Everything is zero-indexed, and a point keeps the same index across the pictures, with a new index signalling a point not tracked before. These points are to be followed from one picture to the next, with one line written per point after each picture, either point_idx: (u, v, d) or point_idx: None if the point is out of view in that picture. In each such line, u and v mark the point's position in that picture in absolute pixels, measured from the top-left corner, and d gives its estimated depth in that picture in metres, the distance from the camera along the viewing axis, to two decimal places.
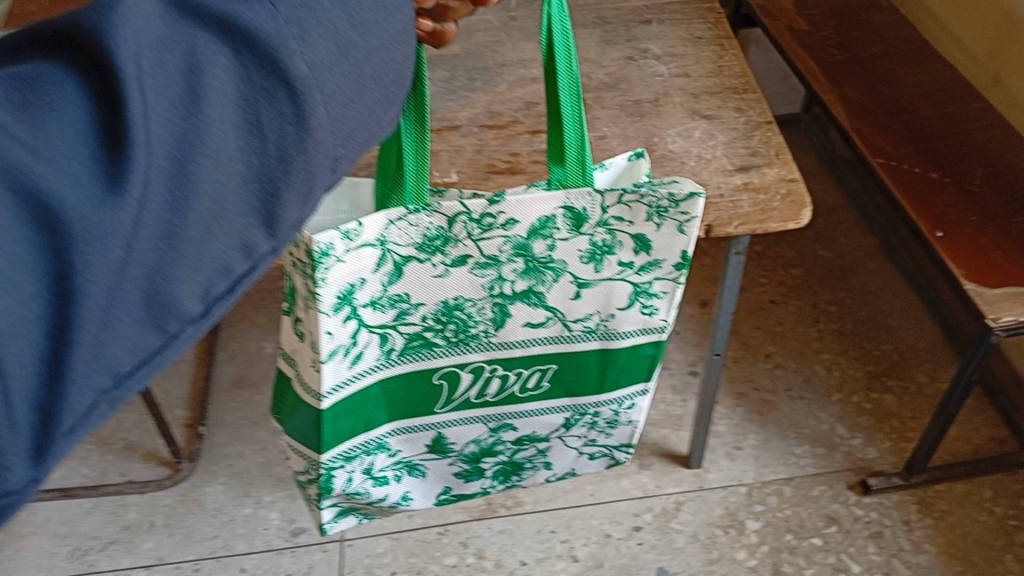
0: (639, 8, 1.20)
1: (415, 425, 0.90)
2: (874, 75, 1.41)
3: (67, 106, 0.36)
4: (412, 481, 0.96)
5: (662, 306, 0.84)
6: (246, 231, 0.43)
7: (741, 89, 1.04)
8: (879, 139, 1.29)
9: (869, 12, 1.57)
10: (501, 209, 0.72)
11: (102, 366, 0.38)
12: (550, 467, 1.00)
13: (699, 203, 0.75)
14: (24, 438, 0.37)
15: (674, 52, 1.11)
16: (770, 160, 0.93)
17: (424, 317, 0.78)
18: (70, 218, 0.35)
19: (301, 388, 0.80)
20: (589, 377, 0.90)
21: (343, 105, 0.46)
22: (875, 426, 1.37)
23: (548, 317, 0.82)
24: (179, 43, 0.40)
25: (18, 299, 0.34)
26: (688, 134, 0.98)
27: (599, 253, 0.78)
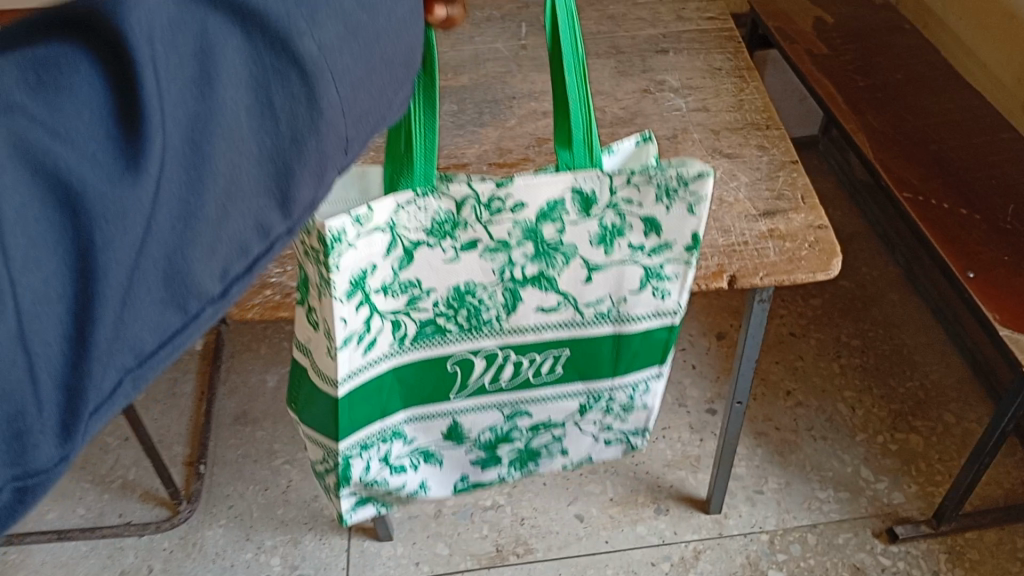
0: (654, 35, 1.15)
1: (427, 412, 0.82)
2: (902, 103, 1.37)
3: (79, 84, 0.32)
4: (429, 468, 0.88)
5: (673, 289, 0.75)
6: (264, 209, 0.39)
7: (764, 126, 0.99)
8: (906, 172, 1.24)
9: (891, 37, 1.51)
10: (507, 191, 0.65)
11: (116, 351, 0.36)
12: (568, 454, 0.90)
13: (705, 184, 0.68)
14: (51, 415, 0.35)
15: (692, 84, 1.06)
16: (796, 205, 0.89)
17: (436, 304, 0.72)
18: (89, 200, 0.32)
19: (315, 372, 0.74)
20: (603, 362, 0.81)
21: (358, 84, 0.41)
22: (901, 468, 1.33)
23: (560, 302, 0.74)
24: (190, 20, 0.35)
25: (41, 279, 0.32)
26: (708, 174, 0.93)
27: (607, 237, 0.70)
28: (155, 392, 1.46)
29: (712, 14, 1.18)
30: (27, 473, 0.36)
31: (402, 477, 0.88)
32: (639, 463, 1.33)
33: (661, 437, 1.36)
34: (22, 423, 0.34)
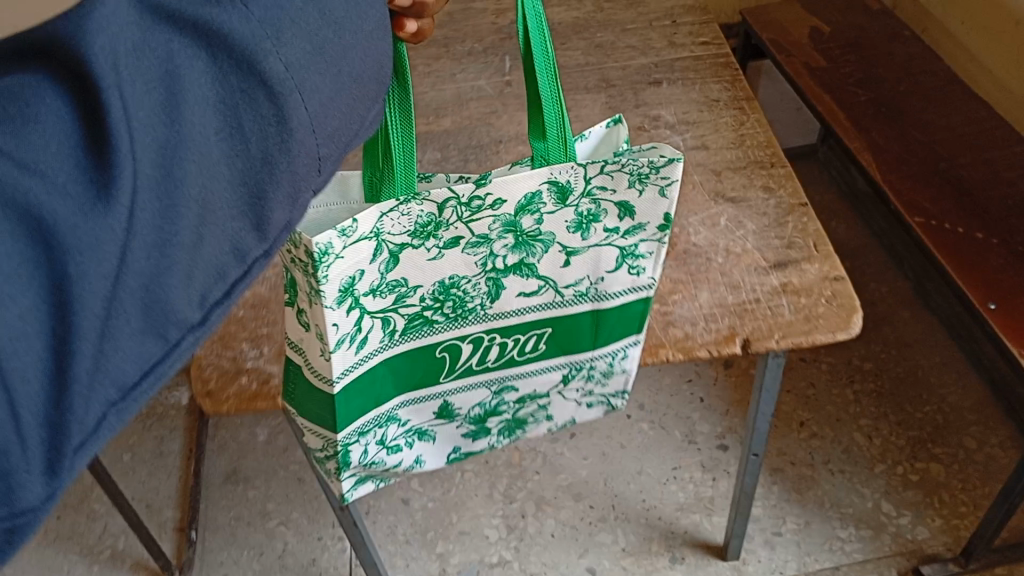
0: (646, 65, 1.08)
1: (420, 396, 0.73)
2: (905, 117, 1.29)
3: (45, 117, 0.30)
4: (423, 446, 0.78)
5: (650, 264, 0.69)
6: (240, 232, 0.37)
7: (768, 163, 0.93)
8: (915, 193, 1.17)
9: (890, 43, 1.44)
10: (487, 190, 0.60)
11: (97, 386, 0.33)
12: (552, 417, 0.81)
13: (677, 168, 0.63)
14: (29, 465, 0.31)
15: (689, 118, 1.00)
16: (809, 254, 0.82)
17: (423, 298, 0.65)
18: (62, 230, 0.30)
19: (308, 370, 0.65)
20: (582, 335, 0.72)
21: (326, 101, 0.39)
22: (923, 501, 1.26)
23: (542, 285, 0.67)
24: (156, 45, 0.33)
25: (11, 318, 0.29)
26: (713, 222, 0.87)
27: (584, 223, 0.65)
28: (143, 452, 1.40)
29: (706, 38, 1.12)
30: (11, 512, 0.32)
31: (398, 455, 0.77)
32: (650, 508, 1.27)
33: (672, 479, 1.30)
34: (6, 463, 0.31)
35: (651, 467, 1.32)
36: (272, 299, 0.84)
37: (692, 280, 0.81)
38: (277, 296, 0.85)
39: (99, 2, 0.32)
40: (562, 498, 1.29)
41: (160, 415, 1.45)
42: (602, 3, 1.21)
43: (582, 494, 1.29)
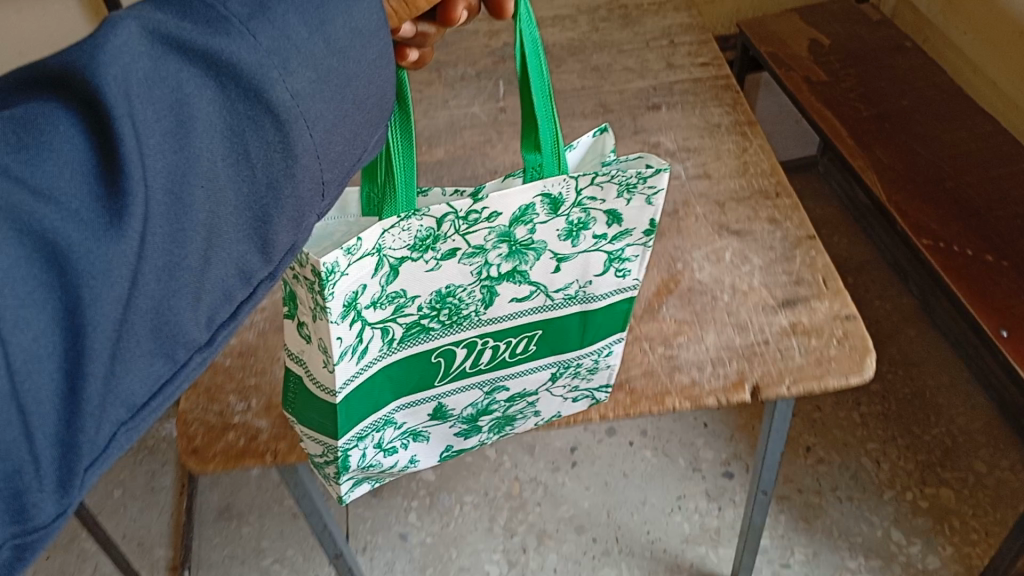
0: (644, 88, 1.05)
1: (414, 400, 0.67)
2: (909, 132, 1.26)
3: (64, 144, 0.33)
4: (419, 447, 0.72)
5: (635, 266, 0.65)
6: (245, 253, 0.41)
7: (773, 193, 0.90)
8: (922, 214, 1.14)
9: (892, 55, 1.41)
10: (483, 204, 0.56)
11: (110, 401, 0.36)
12: (540, 414, 0.74)
13: (663, 178, 0.59)
14: (47, 474, 0.35)
15: (690, 145, 0.96)
16: (819, 290, 0.79)
17: (421, 306, 0.61)
18: (76, 254, 0.33)
19: (309, 380, 0.61)
20: (569, 335, 0.68)
21: (327, 129, 0.42)
22: (934, 528, 1.22)
23: (533, 291, 0.64)
24: (168, 78, 0.36)
25: (30, 337, 0.32)
26: (717, 257, 0.84)
27: (575, 231, 0.61)
28: (133, 488, 1.37)
29: (706, 59, 1.09)
30: (25, 531, 0.35)
31: (395, 456, 0.71)
32: (654, 540, 1.23)
33: (676, 509, 1.27)
34: (20, 484, 0.34)
35: (655, 497, 1.28)
36: (260, 345, 0.80)
37: (697, 320, 0.78)
38: (265, 342, 0.81)
39: (113, 36, 0.35)
40: (564, 531, 1.25)
41: (151, 448, 1.41)
42: (597, 22, 1.17)
43: (584, 526, 1.26)
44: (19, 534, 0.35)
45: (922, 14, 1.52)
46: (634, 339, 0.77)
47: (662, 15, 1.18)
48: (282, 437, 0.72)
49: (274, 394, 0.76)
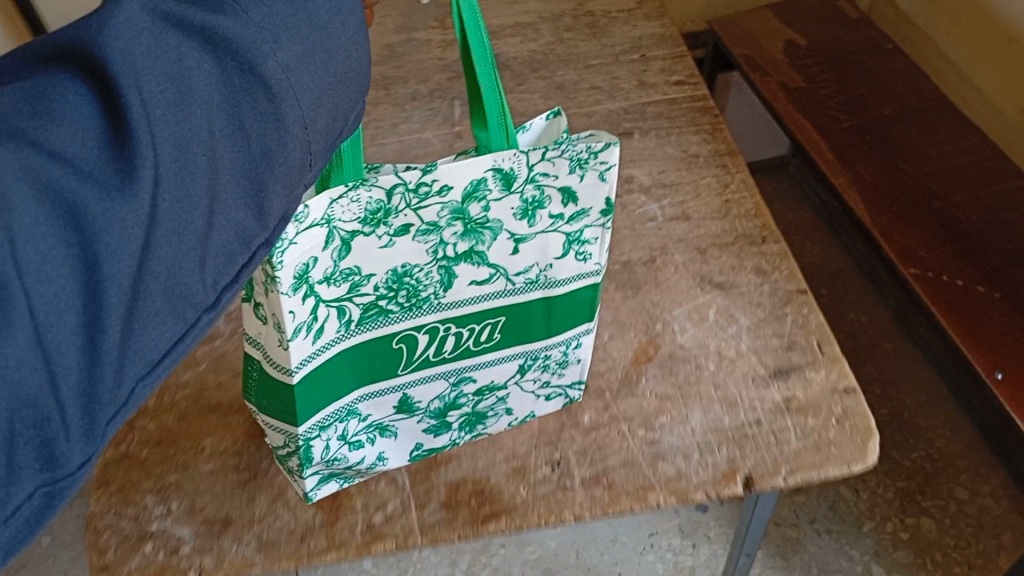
0: (615, 111, 0.96)
1: (374, 391, 0.61)
2: (892, 145, 1.20)
3: (77, 110, 0.33)
4: (386, 442, 0.65)
5: (597, 249, 0.60)
6: (246, 218, 0.40)
7: (759, 237, 0.82)
8: (908, 239, 1.08)
9: (873, 59, 1.34)
10: (433, 175, 0.52)
11: (127, 359, 0.36)
12: (513, 412, 0.68)
13: (614, 151, 0.54)
14: (68, 427, 0.34)
15: (666, 179, 0.88)
16: (814, 358, 0.72)
17: (377, 286, 0.55)
18: (93, 214, 0.32)
19: (267, 363, 0.56)
20: (534, 322, 0.62)
21: (317, 103, 0.43)
22: (915, 562, 1.17)
23: (493, 274, 0.58)
24: (171, 48, 0.36)
25: (53, 292, 0.32)
26: (700, 316, 0.75)
27: (531, 210, 0.56)
28: (65, 533, 1.26)
29: (681, 76, 1.00)
30: (54, 478, 0.35)
31: (363, 453, 0.64)
32: None
33: (648, 547, 1.20)
34: (48, 432, 0.34)
35: (626, 534, 1.21)
36: (182, 431, 0.71)
37: (681, 396, 0.70)
38: (186, 427, 0.71)
39: (117, 14, 0.35)
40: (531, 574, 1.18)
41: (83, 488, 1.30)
42: (562, 31, 1.07)
43: (551, 569, 1.18)
44: (48, 481, 0.35)
45: (905, 14, 1.46)
46: (611, 420, 0.68)
47: (631, 24, 1.08)
48: (207, 549, 0.62)
49: (197, 495, 0.66)
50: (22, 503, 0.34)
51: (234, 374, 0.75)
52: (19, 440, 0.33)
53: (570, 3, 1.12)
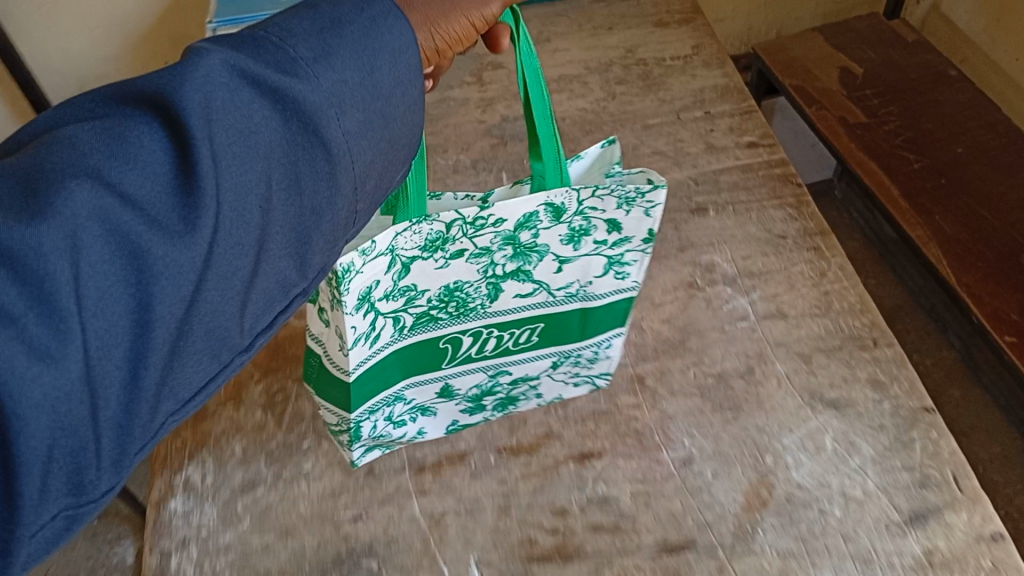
0: (683, 181, 0.85)
1: (419, 380, 0.63)
2: (970, 193, 1.11)
3: (150, 153, 0.36)
4: (427, 421, 0.66)
5: (635, 269, 0.62)
6: (286, 270, 0.42)
7: (870, 340, 0.72)
8: (999, 302, 0.99)
9: (936, 87, 1.25)
10: (490, 212, 0.54)
11: (161, 394, 0.39)
12: (543, 395, 0.69)
13: (662, 193, 0.56)
14: (107, 453, 0.37)
15: (752, 267, 0.77)
16: (950, 497, 0.63)
17: (429, 299, 0.57)
18: (151, 259, 0.35)
19: (327, 361, 0.57)
20: (570, 328, 0.64)
21: (369, 164, 0.44)
22: None
23: (536, 288, 0.60)
24: (245, 105, 0.38)
25: (108, 328, 0.34)
26: (816, 445, 0.66)
27: (577, 236, 0.58)
28: None
29: (754, 136, 0.89)
30: (78, 502, 0.36)
31: (407, 430, 0.66)
32: None
33: None
34: (83, 458, 0.35)
35: None
36: None
37: (806, 552, 0.60)
38: None
39: (196, 68, 0.37)
40: None
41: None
42: (613, 85, 0.97)
43: None
44: (72, 504, 0.36)
45: (962, 31, 1.38)
46: None
47: (689, 74, 0.97)
48: None
49: None
50: (47, 522, 0.36)
51: (281, 534, 0.62)
52: (54, 467, 0.34)
53: (618, 50, 1.01)
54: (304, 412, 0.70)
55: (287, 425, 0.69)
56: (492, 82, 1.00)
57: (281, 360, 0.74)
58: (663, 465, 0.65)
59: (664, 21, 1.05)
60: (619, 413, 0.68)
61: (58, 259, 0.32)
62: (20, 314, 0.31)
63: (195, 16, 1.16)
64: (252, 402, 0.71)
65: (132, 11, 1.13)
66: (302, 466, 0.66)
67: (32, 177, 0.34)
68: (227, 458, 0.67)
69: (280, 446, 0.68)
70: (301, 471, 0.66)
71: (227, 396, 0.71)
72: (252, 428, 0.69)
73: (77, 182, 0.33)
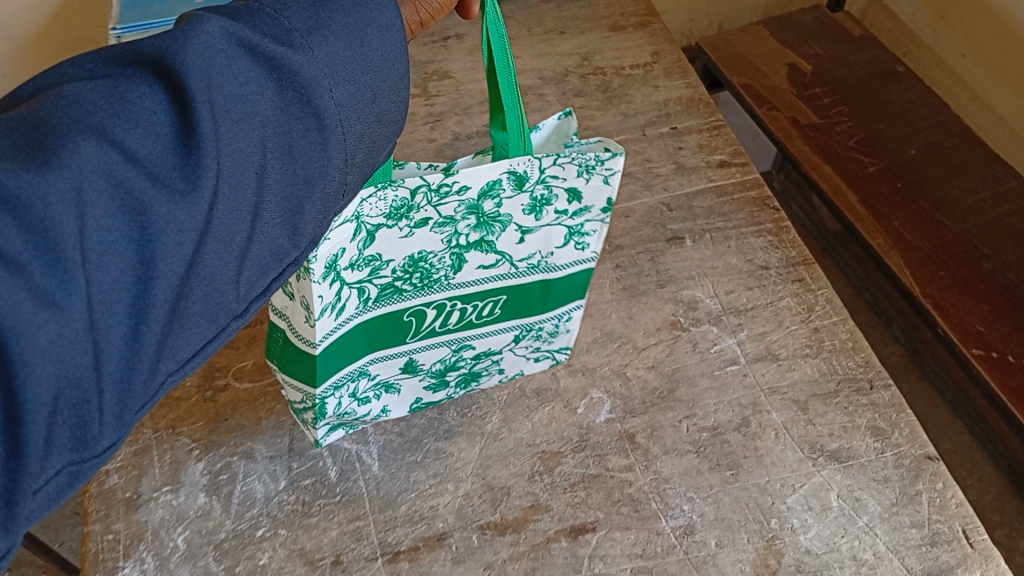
0: (655, 206, 0.81)
1: (384, 354, 0.58)
2: (926, 197, 1.06)
3: (150, 109, 0.33)
4: (391, 398, 0.63)
5: (595, 239, 0.58)
6: (280, 238, 0.38)
7: (866, 382, 0.68)
8: (964, 311, 0.94)
9: (885, 85, 1.22)
10: (455, 178, 0.49)
11: (163, 355, 0.35)
12: (505, 371, 0.67)
13: (619, 161, 0.53)
14: (106, 421, 0.33)
15: (737, 303, 0.73)
16: (964, 555, 0.59)
17: (395, 269, 0.52)
18: (153, 215, 0.32)
19: (292, 334, 0.53)
20: (532, 299, 0.60)
21: (358, 136, 0.41)
22: None
23: (499, 259, 0.56)
24: (243, 71, 0.36)
25: (110, 286, 0.31)
26: (822, 504, 0.61)
27: (538, 206, 0.54)
28: None
29: (724, 155, 0.85)
30: (82, 458, 0.33)
31: (369, 409, 0.63)
32: None
33: None
34: (85, 411, 0.32)
35: None
36: None
37: None
38: None
39: (195, 33, 0.34)
40: None
41: None
42: (571, 97, 0.90)
43: None
44: (75, 461, 0.33)
45: (905, 25, 1.36)
46: None
47: (651, 84, 0.92)
48: None
49: None
50: (49, 479, 0.32)
51: None
52: (58, 417, 0.31)
53: (573, 57, 0.95)
54: (256, 493, 0.62)
55: (235, 510, 0.61)
56: (440, 94, 0.92)
57: (224, 433, 0.65)
58: (663, 536, 0.59)
59: (619, 25, 0.99)
60: (611, 478, 0.62)
61: (66, 208, 0.29)
62: (25, 263, 0.28)
63: (93, 16, 1.04)
64: (193, 484, 0.62)
65: (20, 10, 0.99)
66: (257, 560, 0.58)
67: (33, 130, 0.31)
68: (168, 553, 0.58)
69: (230, 536, 0.59)
70: (257, 565, 0.58)
71: (164, 478, 0.62)
72: (195, 516, 0.60)
73: (84, 136, 0.31)
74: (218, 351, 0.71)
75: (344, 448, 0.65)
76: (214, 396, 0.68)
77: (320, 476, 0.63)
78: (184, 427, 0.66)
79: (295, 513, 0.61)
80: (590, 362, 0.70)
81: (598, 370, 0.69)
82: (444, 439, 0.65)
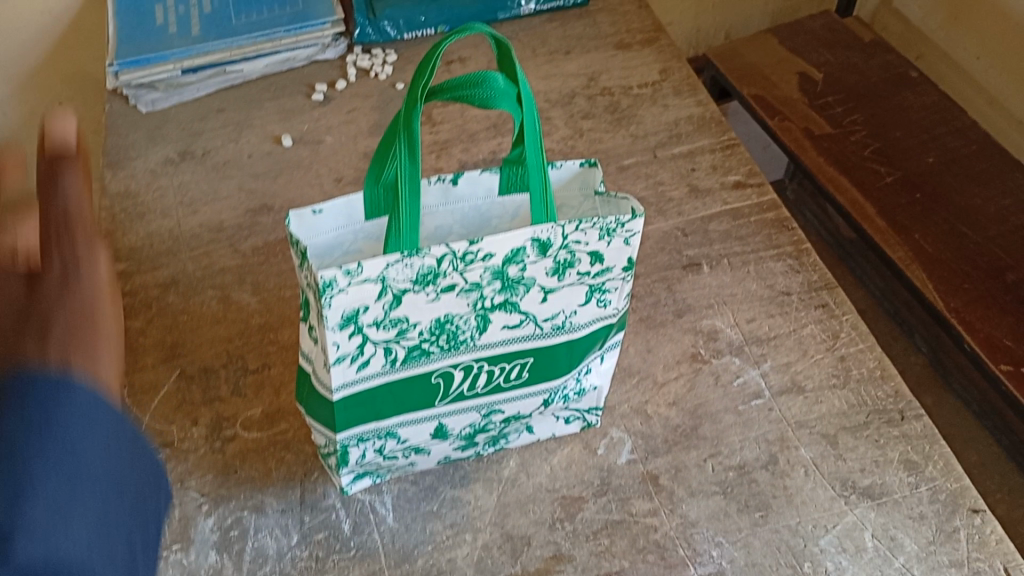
0: (671, 232, 0.78)
1: (412, 417, 0.56)
2: (946, 207, 1.04)
3: None
4: (421, 456, 0.61)
5: (617, 295, 0.55)
6: None
7: (897, 413, 0.66)
8: (989, 326, 0.91)
9: (900, 93, 1.19)
10: (479, 246, 0.49)
11: None
12: (534, 432, 0.64)
13: (641, 222, 0.51)
14: None
15: (758, 332, 0.71)
16: None
17: (421, 332, 0.52)
18: None
19: (314, 377, 0.53)
20: (560, 363, 0.58)
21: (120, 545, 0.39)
22: None
23: (524, 320, 0.54)
24: None
25: None
26: (856, 545, 0.58)
27: (561, 269, 0.53)
28: None
29: (739, 175, 0.83)
30: None
31: (397, 463, 0.60)
32: None
33: None
34: None
35: None
36: None
37: None
38: None
39: None
40: None
41: None
42: (579, 119, 0.88)
43: None
44: None
45: (916, 28, 1.33)
46: None
47: (660, 104, 0.90)
48: None
49: None
50: None
51: None
52: None
53: (579, 77, 0.92)
54: (268, 551, 0.59)
55: (247, 570, 0.58)
56: (444, 121, 0.90)
57: (233, 486, 0.63)
58: None
59: (625, 42, 0.97)
60: (635, 524, 0.60)
61: None
62: None
63: None
64: (203, 542, 0.60)
65: None
66: None
67: None
68: None
69: None
70: None
71: (174, 537, 0.60)
72: None
73: None
74: (225, 400, 0.68)
75: (358, 498, 0.62)
76: (222, 447, 0.65)
77: (334, 531, 0.60)
78: (193, 480, 0.63)
79: (308, 571, 0.58)
80: (609, 399, 0.67)
81: (618, 409, 0.67)
82: (460, 487, 0.63)
